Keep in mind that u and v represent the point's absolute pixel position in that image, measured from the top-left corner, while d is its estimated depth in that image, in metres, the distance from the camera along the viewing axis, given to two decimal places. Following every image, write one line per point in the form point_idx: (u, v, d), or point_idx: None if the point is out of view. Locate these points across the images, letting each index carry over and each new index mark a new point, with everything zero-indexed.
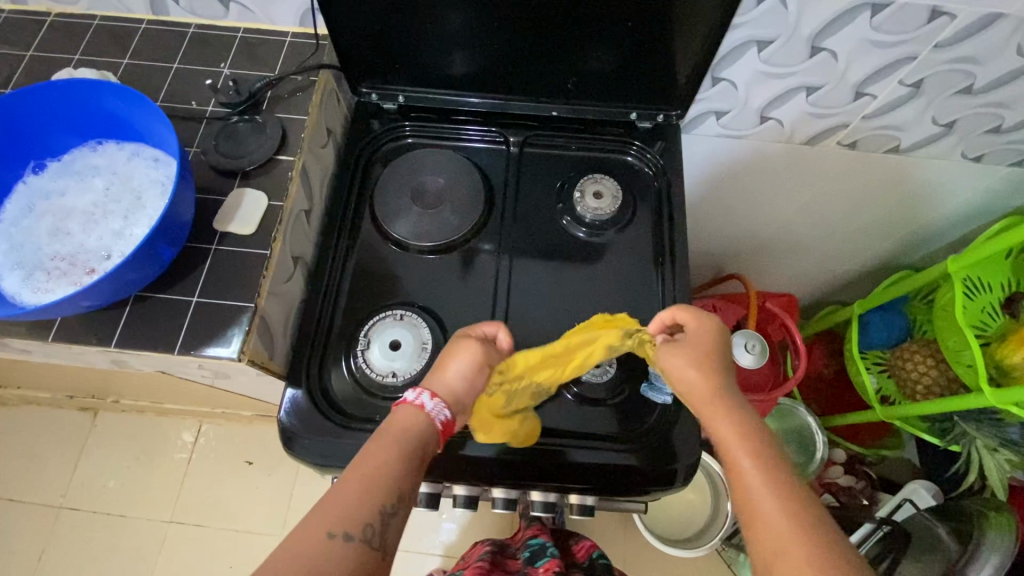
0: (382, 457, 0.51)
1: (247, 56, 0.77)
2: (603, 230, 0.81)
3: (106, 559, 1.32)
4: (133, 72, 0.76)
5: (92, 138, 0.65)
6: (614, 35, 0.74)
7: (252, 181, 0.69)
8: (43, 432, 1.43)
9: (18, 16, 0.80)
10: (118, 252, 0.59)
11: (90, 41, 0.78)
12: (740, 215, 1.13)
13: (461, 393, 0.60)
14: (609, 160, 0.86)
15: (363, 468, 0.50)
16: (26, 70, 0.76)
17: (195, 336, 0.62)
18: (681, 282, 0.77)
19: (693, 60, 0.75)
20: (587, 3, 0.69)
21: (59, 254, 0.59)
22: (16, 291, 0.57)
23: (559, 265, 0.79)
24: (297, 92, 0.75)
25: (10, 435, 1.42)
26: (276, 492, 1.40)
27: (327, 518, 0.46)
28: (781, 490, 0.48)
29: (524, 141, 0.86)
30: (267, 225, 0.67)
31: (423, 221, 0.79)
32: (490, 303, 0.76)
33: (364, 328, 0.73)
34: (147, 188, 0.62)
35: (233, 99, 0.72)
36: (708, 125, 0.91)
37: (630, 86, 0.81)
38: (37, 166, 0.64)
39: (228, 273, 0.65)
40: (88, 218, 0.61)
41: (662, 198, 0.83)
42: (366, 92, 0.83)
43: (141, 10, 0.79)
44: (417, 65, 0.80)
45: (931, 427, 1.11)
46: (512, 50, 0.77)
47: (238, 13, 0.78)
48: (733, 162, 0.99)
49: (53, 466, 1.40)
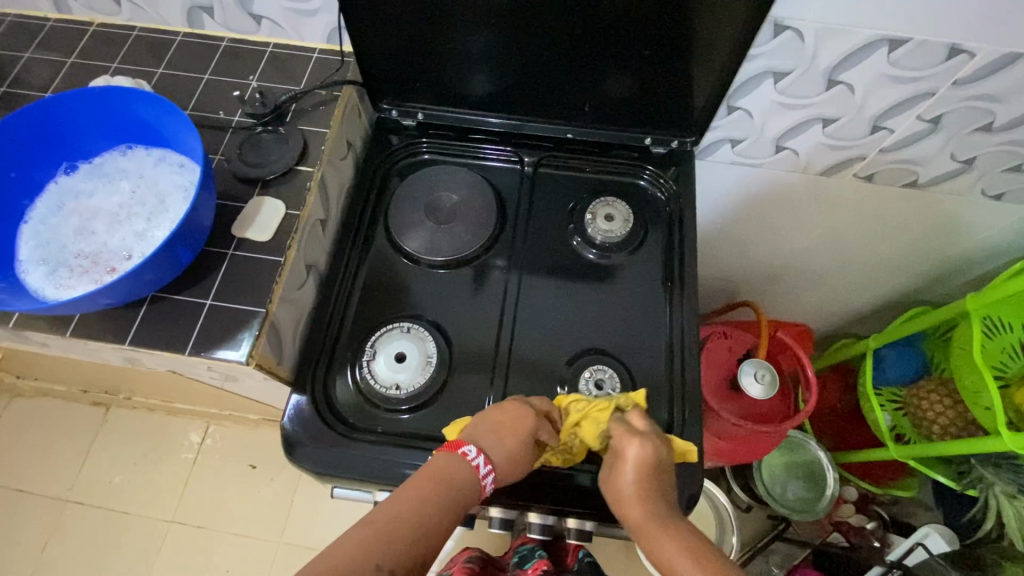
0: (432, 506, 0.54)
1: (275, 70, 0.80)
2: (613, 252, 0.81)
3: (106, 556, 1.33)
4: (167, 81, 0.79)
5: (123, 142, 0.67)
6: (631, 61, 0.75)
7: (271, 190, 0.71)
8: (56, 425, 1.46)
9: (64, 24, 0.84)
10: (139, 253, 0.61)
11: (129, 50, 0.82)
12: (754, 243, 1.12)
13: (508, 460, 0.61)
14: (622, 184, 0.87)
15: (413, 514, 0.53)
16: (67, 75, 0.80)
17: (206, 338, 0.63)
18: (690, 307, 0.76)
19: (708, 88, 0.76)
20: (605, 29, 0.71)
21: (83, 252, 0.61)
22: (40, 286, 0.59)
23: (568, 285, 0.79)
24: (320, 105, 0.78)
25: (24, 427, 1.45)
26: (277, 497, 1.40)
27: (377, 552, 0.49)
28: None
29: (538, 162, 0.87)
30: (283, 233, 0.69)
31: (436, 235, 0.80)
32: (497, 319, 0.77)
33: (371, 339, 0.74)
34: (171, 193, 0.65)
35: (258, 110, 0.74)
36: (722, 153, 0.91)
37: (646, 111, 0.82)
38: (69, 167, 0.66)
39: (242, 277, 0.66)
40: (113, 219, 0.63)
41: (674, 224, 0.83)
42: (387, 108, 0.85)
43: (177, 23, 0.82)
44: (438, 84, 0.82)
45: (948, 469, 1.07)
46: (530, 72, 0.78)
47: (269, 29, 0.81)
48: (747, 190, 0.99)
49: (63, 459, 1.43)
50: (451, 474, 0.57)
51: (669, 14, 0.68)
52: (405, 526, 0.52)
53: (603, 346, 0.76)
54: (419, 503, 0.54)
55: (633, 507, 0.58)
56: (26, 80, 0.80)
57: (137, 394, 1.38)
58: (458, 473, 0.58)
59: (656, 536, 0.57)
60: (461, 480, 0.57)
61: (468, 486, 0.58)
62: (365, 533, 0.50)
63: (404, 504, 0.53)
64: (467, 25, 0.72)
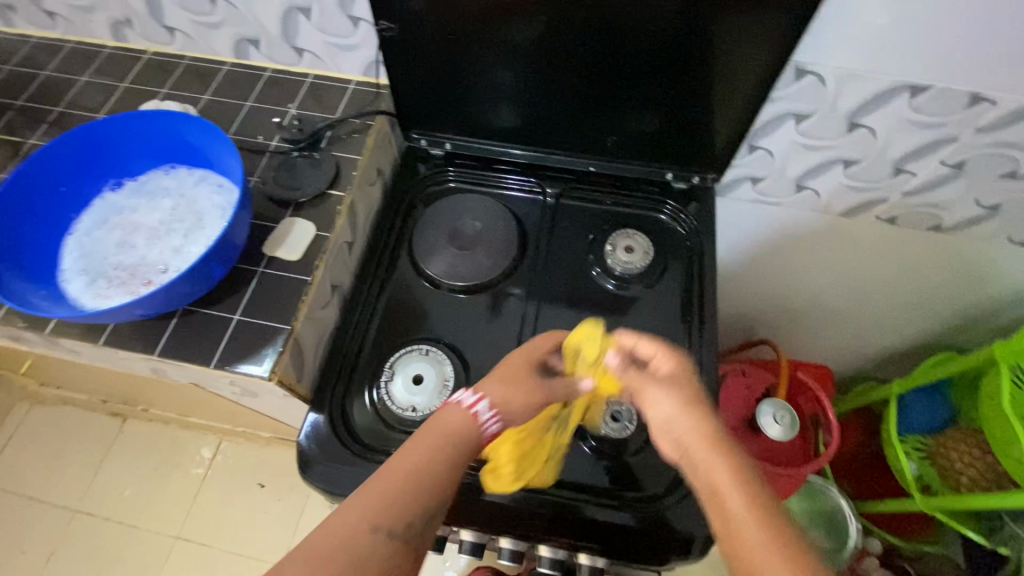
0: (427, 456, 0.51)
1: (313, 99, 0.84)
2: (632, 284, 0.82)
3: (110, 568, 1.33)
4: (211, 106, 0.84)
5: (168, 162, 0.71)
6: (654, 100, 0.77)
7: (303, 212, 0.74)
8: (73, 433, 1.48)
9: (120, 52, 0.90)
10: (174, 267, 0.64)
11: (178, 78, 0.87)
12: (774, 281, 1.12)
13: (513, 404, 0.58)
14: (643, 218, 0.88)
15: (405, 472, 0.50)
16: (119, 99, 0.85)
17: (231, 352, 0.65)
18: (709, 343, 0.76)
19: (730, 127, 0.78)
20: (629, 67, 0.73)
21: (122, 264, 0.64)
22: (79, 295, 0.62)
23: (586, 315, 0.80)
24: (354, 133, 0.81)
25: (43, 434, 1.48)
26: (284, 518, 1.39)
27: (373, 516, 0.47)
28: (789, 550, 0.41)
29: (561, 193, 0.89)
30: (311, 254, 0.71)
31: (457, 261, 0.82)
32: (515, 345, 0.77)
33: (390, 360, 0.75)
34: (209, 212, 0.68)
35: (298, 136, 0.78)
36: (743, 191, 0.92)
37: (668, 147, 0.84)
38: (116, 183, 0.70)
39: (269, 295, 0.68)
40: (153, 234, 0.66)
41: (693, 258, 0.83)
42: (416, 138, 0.88)
43: (224, 53, 0.87)
44: (466, 115, 0.85)
45: (978, 525, 1.03)
46: (555, 107, 0.81)
47: (310, 61, 0.85)
48: (768, 228, 0.99)
49: (76, 468, 1.44)
50: (449, 424, 0.55)
51: (694, 57, 0.70)
52: (403, 486, 0.49)
53: None
54: (413, 459, 0.51)
55: (659, 397, 0.54)
56: (82, 101, 0.85)
57: (154, 407, 1.40)
58: (456, 417, 0.55)
59: (690, 414, 0.51)
60: (461, 424, 0.55)
61: (474, 429, 0.55)
62: (357, 501, 0.48)
63: (398, 463, 0.51)
64: (497, 61, 0.76)
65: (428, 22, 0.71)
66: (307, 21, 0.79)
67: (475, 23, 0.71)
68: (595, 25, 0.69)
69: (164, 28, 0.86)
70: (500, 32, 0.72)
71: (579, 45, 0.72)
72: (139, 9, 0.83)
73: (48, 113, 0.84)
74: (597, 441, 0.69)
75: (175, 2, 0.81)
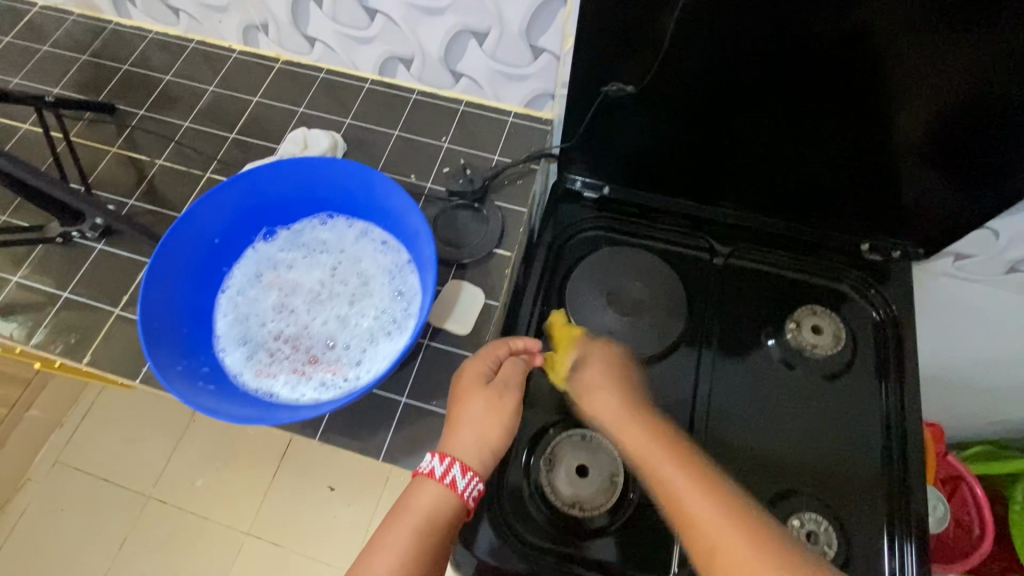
0: (397, 556, 0.48)
1: (468, 132, 0.75)
2: (813, 371, 0.72)
3: (183, 563, 1.24)
4: (357, 133, 0.75)
5: (324, 209, 0.62)
6: (838, 148, 0.66)
7: (467, 273, 0.66)
8: (133, 416, 1.37)
9: (250, 58, 0.80)
10: (344, 343, 0.56)
11: (316, 92, 0.78)
12: (945, 354, 0.99)
13: (418, 503, 0.51)
14: (821, 286, 0.77)
15: None
16: (251, 118, 0.77)
17: (401, 445, 0.57)
18: (916, 455, 0.67)
19: (966, 208, 0.68)
20: (833, 97, 0.61)
21: (283, 334, 0.57)
22: (240, 370, 0.55)
23: (767, 394, 0.71)
24: (517, 179, 0.72)
25: (100, 428, 1.36)
26: (353, 528, 1.27)
27: None
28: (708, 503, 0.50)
29: (732, 254, 0.78)
30: (482, 327, 0.63)
31: (617, 328, 0.72)
32: (687, 419, 0.69)
33: (547, 442, 0.64)
34: (375, 275, 0.59)
35: (466, 188, 0.68)
36: (939, 264, 0.82)
37: (871, 192, 0.71)
38: (268, 231, 0.61)
39: (436, 375, 0.60)
40: (314, 298, 0.58)
41: (887, 340, 0.73)
42: (701, 237, 0.79)
43: (367, 69, 0.77)
44: (595, 144, 0.73)
45: None
46: (751, 141, 0.68)
47: (465, 87, 0.75)
48: (956, 302, 0.88)
49: (137, 457, 1.34)
50: (409, 511, 0.50)
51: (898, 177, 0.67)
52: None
53: (815, 467, 0.67)
54: None
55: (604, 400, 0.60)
56: (212, 117, 0.77)
57: None
58: (419, 502, 0.50)
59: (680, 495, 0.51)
60: (428, 505, 0.50)
61: (448, 504, 0.51)
62: None
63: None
64: (741, 121, 0.66)
65: (671, 82, 0.62)
66: (479, 46, 0.67)
67: (722, 79, 0.61)
68: (830, 134, 0.65)
69: (302, 36, 0.75)
70: (756, 101, 0.63)
71: (832, 76, 0.59)
72: (280, 15, 0.73)
73: (178, 129, 0.76)
74: None
75: (325, 14, 0.70)
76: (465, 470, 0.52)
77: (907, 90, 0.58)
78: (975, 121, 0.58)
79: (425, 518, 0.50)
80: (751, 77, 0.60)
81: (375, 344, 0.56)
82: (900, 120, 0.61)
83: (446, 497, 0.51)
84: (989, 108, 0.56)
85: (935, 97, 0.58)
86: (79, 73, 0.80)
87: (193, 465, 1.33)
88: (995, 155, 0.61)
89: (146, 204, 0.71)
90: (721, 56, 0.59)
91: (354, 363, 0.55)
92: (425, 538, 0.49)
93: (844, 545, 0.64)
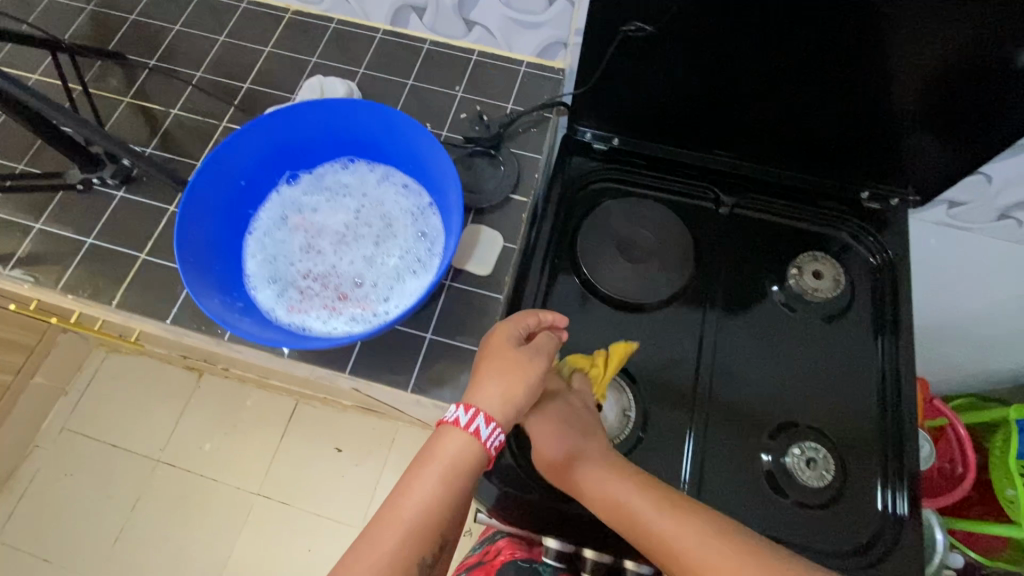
0: (421, 501, 0.49)
1: (482, 82, 0.76)
2: (813, 313, 0.76)
3: (196, 521, 1.27)
4: (371, 83, 0.75)
5: (346, 154, 0.63)
6: (843, 98, 0.68)
7: (485, 218, 0.68)
8: (138, 381, 1.38)
9: (260, 8, 0.80)
10: (371, 281, 0.58)
11: (328, 42, 0.78)
12: (934, 305, 1.04)
13: (442, 450, 0.51)
14: (821, 233, 0.80)
15: (393, 535, 0.47)
16: (264, 68, 0.77)
17: (427, 379, 0.60)
18: (908, 389, 0.71)
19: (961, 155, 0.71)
20: (841, 46, 0.62)
21: (312, 273, 0.58)
22: (272, 306, 0.57)
23: (770, 336, 0.74)
24: (531, 127, 0.73)
25: (106, 393, 1.37)
26: (363, 484, 1.31)
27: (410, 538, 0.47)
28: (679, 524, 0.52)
29: (737, 204, 0.80)
30: (501, 269, 0.65)
31: (628, 275, 0.75)
32: (694, 358, 0.73)
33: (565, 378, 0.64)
34: (399, 217, 0.61)
35: (483, 134, 0.70)
36: (933, 212, 0.85)
37: (872, 142, 0.73)
38: (291, 176, 0.63)
39: (459, 314, 0.62)
40: (340, 239, 0.60)
41: (884, 283, 0.77)
42: (707, 187, 0.81)
43: (379, 18, 0.77)
44: (606, 94, 0.74)
45: None
46: (760, 92, 0.70)
47: (478, 36, 0.76)
48: (948, 251, 0.92)
49: (144, 421, 1.35)
50: (434, 458, 0.50)
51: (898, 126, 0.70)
52: (405, 525, 0.48)
53: (814, 402, 0.71)
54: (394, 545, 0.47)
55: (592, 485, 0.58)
56: (223, 67, 0.77)
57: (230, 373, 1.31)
58: (443, 450, 0.51)
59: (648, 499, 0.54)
60: (452, 453, 0.50)
61: (473, 452, 0.51)
62: None
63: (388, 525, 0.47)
64: (750, 71, 0.68)
65: (684, 30, 0.64)
66: None
67: (734, 27, 0.63)
68: (834, 83, 0.67)
69: None
70: (766, 51, 0.65)
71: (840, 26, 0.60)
72: None
73: (190, 79, 0.76)
74: (797, 487, 0.66)
75: None
76: (492, 421, 0.52)
77: (910, 38, 0.60)
78: (975, 68, 0.60)
79: (450, 466, 0.50)
80: (761, 25, 0.62)
81: (402, 281, 0.58)
82: (902, 68, 0.63)
83: (472, 446, 0.51)
84: (988, 55, 0.58)
85: (937, 45, 0.59)
86: (85, 23, 0.79)
87: (201, 428, 1.35)
88: (993, 102, 0.63)
89: (163, 154, 0.72)
90: (734, 4, 0.60)
91: (383, 299, 0.57)
92: (448, 484, 0.49)
93: (839, 474, 0.68)
